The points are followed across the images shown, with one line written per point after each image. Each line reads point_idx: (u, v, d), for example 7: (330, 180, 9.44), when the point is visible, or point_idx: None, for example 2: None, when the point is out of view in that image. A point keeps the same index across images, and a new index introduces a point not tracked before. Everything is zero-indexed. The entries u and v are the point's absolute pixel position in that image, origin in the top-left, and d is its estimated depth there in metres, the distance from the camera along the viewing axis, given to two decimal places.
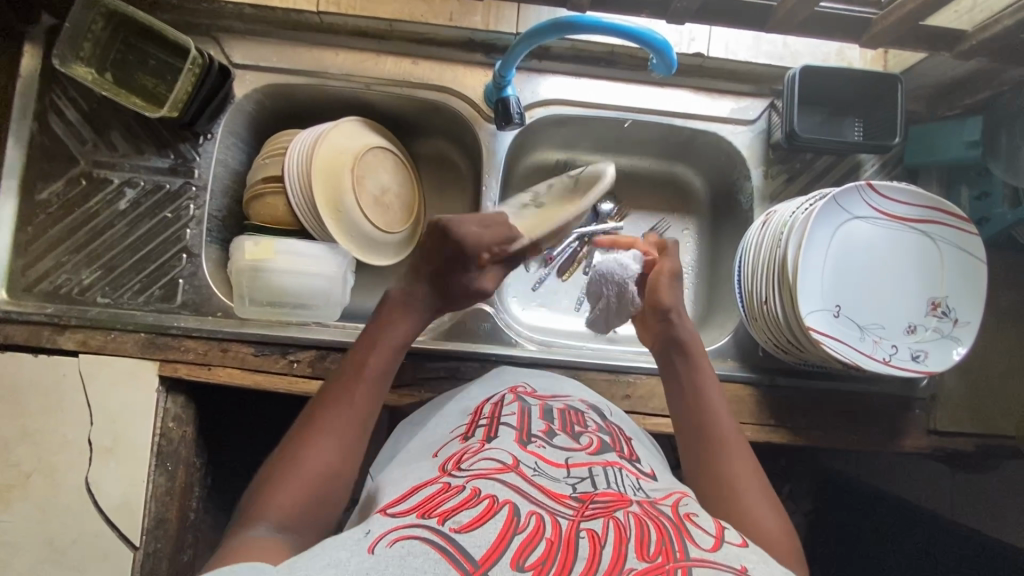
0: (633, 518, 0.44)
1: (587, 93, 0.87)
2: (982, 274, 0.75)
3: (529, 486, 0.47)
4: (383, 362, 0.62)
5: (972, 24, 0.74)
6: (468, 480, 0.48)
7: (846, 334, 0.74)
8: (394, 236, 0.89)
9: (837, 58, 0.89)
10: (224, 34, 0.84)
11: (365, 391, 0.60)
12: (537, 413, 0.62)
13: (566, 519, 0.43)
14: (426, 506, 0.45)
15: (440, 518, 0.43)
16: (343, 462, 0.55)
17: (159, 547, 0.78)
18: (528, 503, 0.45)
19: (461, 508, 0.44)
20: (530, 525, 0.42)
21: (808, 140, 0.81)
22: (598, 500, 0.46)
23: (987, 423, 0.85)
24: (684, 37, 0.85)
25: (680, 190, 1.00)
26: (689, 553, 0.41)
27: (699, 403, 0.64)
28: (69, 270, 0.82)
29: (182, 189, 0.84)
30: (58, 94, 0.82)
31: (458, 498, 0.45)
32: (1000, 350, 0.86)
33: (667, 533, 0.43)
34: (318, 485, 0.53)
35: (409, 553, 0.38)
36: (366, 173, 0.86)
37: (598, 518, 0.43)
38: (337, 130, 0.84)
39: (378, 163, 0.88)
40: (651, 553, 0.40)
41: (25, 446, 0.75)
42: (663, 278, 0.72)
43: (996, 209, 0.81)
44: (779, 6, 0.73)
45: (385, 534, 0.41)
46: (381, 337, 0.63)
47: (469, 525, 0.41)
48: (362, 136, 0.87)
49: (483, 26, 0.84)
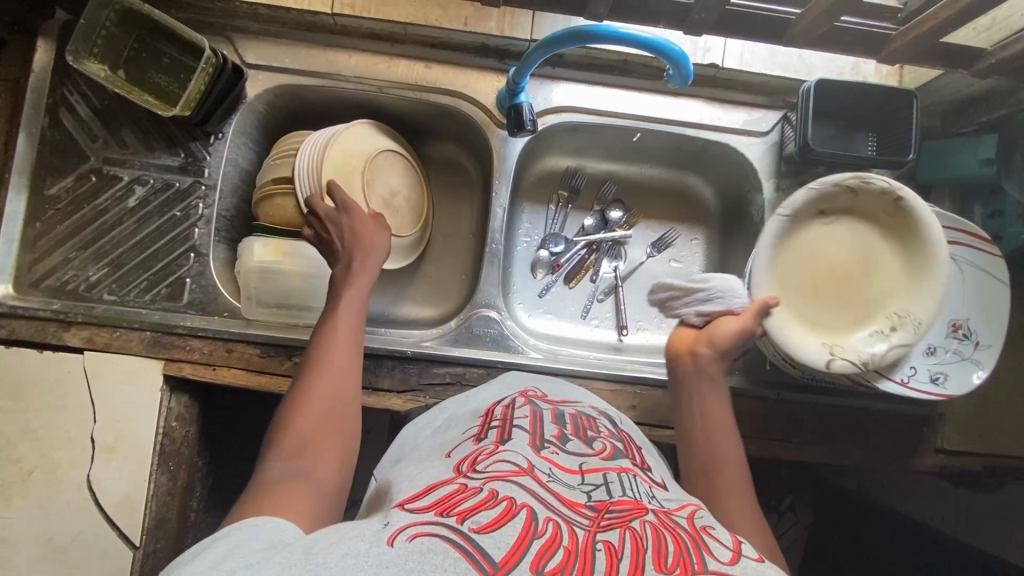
0: (649, 529, 0.43)
1: (600, 101, 0.87)
2: (1004, 304, 0.74)
3: (545, 491, 0.47)
4: (355, 307, 0.67)
5: (990, 42, 0.74)
6: (485, 482, 0.47)
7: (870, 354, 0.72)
8: (404, 240, 0.89)
9: (852, 72, 0.88)
10: (237, 34, 0.84)
11: (350, 335, 0.63)
12: (549, 418, 0.61)
13: (582, 529, 0.43)
14: (443, 504, 0.44)
15: (458, 517, 0.42)
16: (345, 405, 0.58)
17: (159, 547, 0.77)
18: (544, 508, 0.44)
19: (480, 509, 0.43)
20: (548, 531, 0.41)
21: (822, 153, 0.80)
22: (613, 509, 0.46)
23: (996, 443, 0.85)
24: (699, 47, 0.85)
25: (690, 201, 1.00)
26: (707, 565, 0.40)
27: (711, 429, 0.63)
28: (76, 266, 0.82)
29: (191, 188, 0.84)
30: (70, 90, 0.82)
31: (475, 498, 0.45)
32: (1011, 370, 0.85)
33: (685, 545, 0.42)
34: (326, 429, 0.55)
35: (430, 550, 0.38)
36: (376, 176, 0.85)
37: (614, 529, 0.43)
38: (348, 133, 0.84)
39: (389, 167, 0.87)
40: (669, 564, 0.40)
41: (28, 443, 0.75)
42: (733, 324, 0.68)
43: (1010, 227, 0.79)
44: (797, 20, 0.73)
45: (404, 527, 0.41)
46: (346, 286, 0.68)
47: (488, 526, 0.41)
48: (373, 139, 0.86)
49: (497, 32, 0.84)
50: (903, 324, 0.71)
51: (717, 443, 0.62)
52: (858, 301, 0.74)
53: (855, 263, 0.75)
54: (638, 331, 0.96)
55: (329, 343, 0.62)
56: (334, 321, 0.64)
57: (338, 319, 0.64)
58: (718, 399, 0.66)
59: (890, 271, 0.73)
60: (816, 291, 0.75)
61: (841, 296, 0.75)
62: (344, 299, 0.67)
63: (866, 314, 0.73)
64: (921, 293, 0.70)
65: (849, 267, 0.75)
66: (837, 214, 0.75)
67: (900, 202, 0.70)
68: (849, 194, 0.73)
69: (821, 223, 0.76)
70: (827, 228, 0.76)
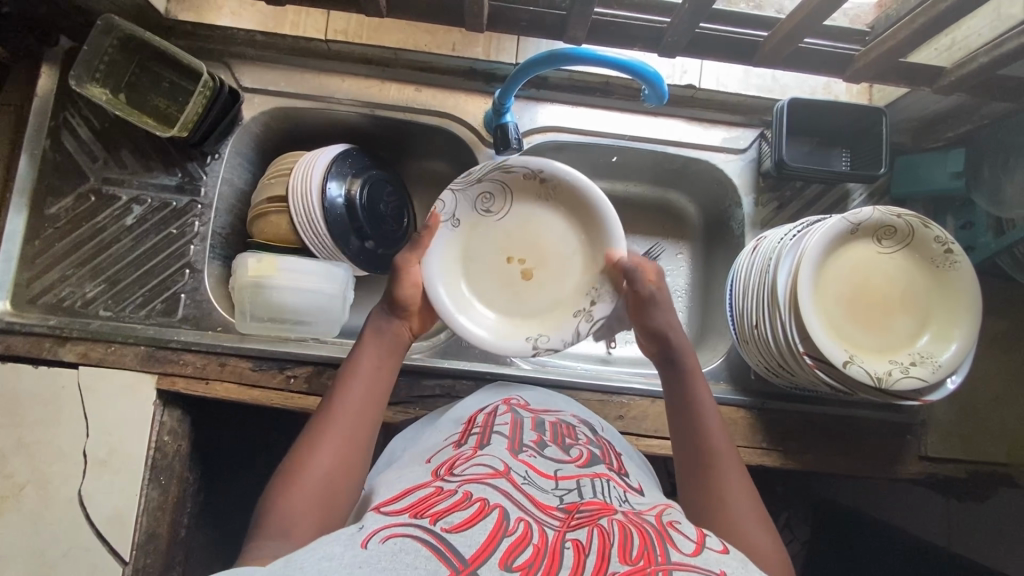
0: (617, 525, 0.46)
1: (584, 121, 0.90)
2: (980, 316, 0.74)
3: (519, 493, 0.49)
4: (367, 378, 0.65)
5: (950, 61, 0.77)
6: (460, 484, 0.50)
7: (851, 346, 0.73)
8: (457, 238, 0.75)
9: (824, 92, 0.91)
10: (234, 60, 0.87)
11: (360, 403, 0.63)
12: (529, 425, 0.63)
13: (552, 529, 0.45)
14: (418, 506, 0.47)
15: (432, 518, 0.44)
16: (339, 472, 0.57)
17: (148, 563, 0.77)
18: (516, 509, 0.47)
19: (453, 510, 0.46)
20: (519, 530, 0.44)
21: (796, 168, 0.83)
22: (583, 510, 0.48)
23: (975, 449, 0.86)
24: (677, 69, 0.89)
25: (674, 217, 1.03)
26: (670, 557, 0.43)
27: (700, 429, 0.65)
28: (73, 282, 0.83)
29: (188, 207, 0.86)
30: (72, 113, 0.85)
31: (450, 500, 0.47)
32: (989, 376, 0.87)
33: (650, 539, 0.45)
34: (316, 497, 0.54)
35: (401, 549, 0.40)
36: (533, 220, 0.76)
37: (583, 528, 0.45)
38: (573, 197, 0.74)
39: (530, 194, 0.75)
40: (634, 556, 0.42)
41: (21, 457, 0.75)
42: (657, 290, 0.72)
43: (980, 238, 0.83)
44: (766, 41, 0.76)
45: (378, 530, 0.43)
46: (362, 357, 0.66)
47: (460, 526, 0.43)
48: (559, 192, 0.74)
49: (484, 56, 0.88)
50: (925, 363, 0.71)
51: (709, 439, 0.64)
52: (885, 334, 0.74)
53: (891, 299, 0.75)
54: (627, 343, 0.98)
55: (338, 414, 0.61)
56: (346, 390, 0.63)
57: (350, 395, 0.63)
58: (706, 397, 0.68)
59: (920, 314, 0.74)
60: (853, 316, 0.74)
61: (874, 327, 0.74)
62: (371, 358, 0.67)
63: (888, 347, 0.73)
64: (951, 337, 0.72)
65: (889, 301, 0.75)
66: (892, 246, 0.75)
67: (950, 254, 0.73)
68: (908, 231, 0.74)
69: (875, 249, 0.75)
70: (878, 256, 0.75)
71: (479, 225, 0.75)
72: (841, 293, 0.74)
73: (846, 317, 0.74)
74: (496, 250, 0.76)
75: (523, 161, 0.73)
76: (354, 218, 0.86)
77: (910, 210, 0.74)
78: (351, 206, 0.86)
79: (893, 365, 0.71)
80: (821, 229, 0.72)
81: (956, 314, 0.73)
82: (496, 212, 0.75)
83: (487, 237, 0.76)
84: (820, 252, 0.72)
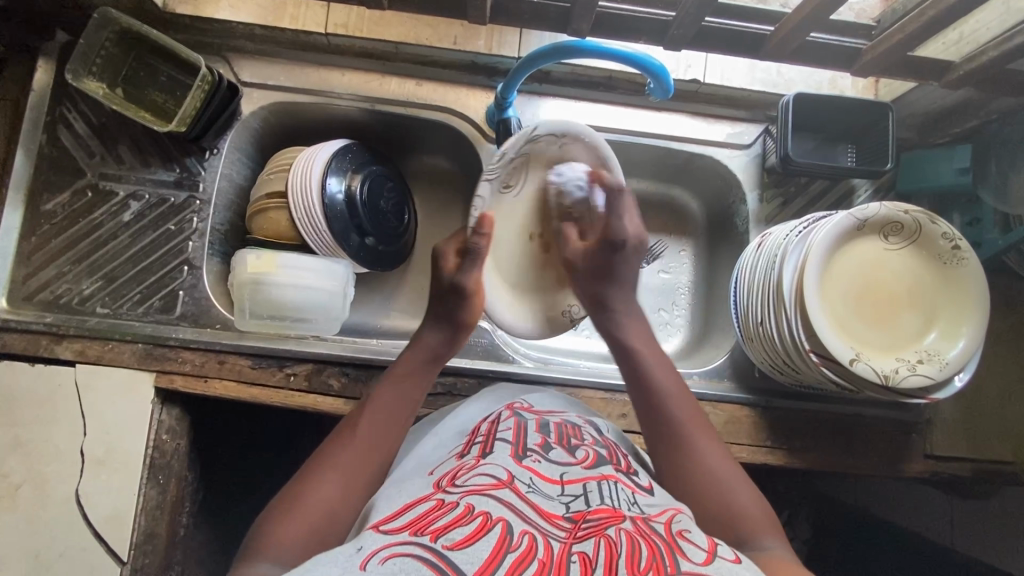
0: (624, 535, 0.45)
1: (586, 117, 0.89)
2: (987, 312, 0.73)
3: (523, 503, 0.48)
4: (395, 401, 0.63)
5: (958, 55, 0.76)
6: (462, 496, 0.49)
7: (865, 345, 0.72)
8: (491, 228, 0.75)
9: (829, 86, 0.91)
10: (233, 54, 0.87)
11: (383, 424, 0.61)
12: (534, 428, 0.62)
13: (558, 542, 0.44)
14: (418, 523, 0.46)
15: (433, 535, 0.44)
16: (351, 491, 0.55)
17: (146, 563, 0.77)
18: (521, 521, 0.46)
19: (454, 526, 0.45)
20: (523, 545, 0.43)
21: (801, 164, 0.83)
22: (590, 518, 0.48)
23: (982, 448, 0.86)
24: (681, 64, 0.88)
25: (678, 213, 1.01)
26: (680, 567, 0.42)
27: (675, 427, 0.62)
28: (70, 279, 0.82)
29: (186, 202, 0.85)
30: (68, 108, 0.84)
31: (451, 515, 0.46)
32: (995, 374, 0.86)
33: (659, 549, 0.44)
34: (323, 515, 0.52)
35: (401, 570, 0.39)
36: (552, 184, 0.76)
37: (589, 539, 0.45)
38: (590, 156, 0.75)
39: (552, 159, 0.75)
40: (642, 568, 0.41)
41: (18, 457, 0.75)
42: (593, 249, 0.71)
43: (987, 234, 0.82)
44: (772, 34, 0.76)
45: (378, 551, 0.42)
46: (391, 378, 0.65)
47: (462, 543, 0.43)
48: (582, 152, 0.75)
49: (486, 50, 0.86)
50: (933, 361, 0.70)
51: (676, 413, 0.63)
52: (890, 324, 0.73)
53: (897, 294, 0.74)
54: None
55: (358, 430, 0.60)
56: (370, 410, 0.62)
57: (375, 415, 0.61)
58: (676, 388, 0.65)
59: (926, 305, 0.74)
60: (858, 307, 0.73)
61: (871, 302, 0.74)
62: (409, 371, 0.66)
63: (895, 342, 0.72)
64: (958, 334, 0.72)
65: (888, 292, 0.74)
66: (899, 242, 0.74)
67: (958, 250, 0.73)
68: (914, 228, 0.73)
69: (882, 246, 0.74)
70: (886, 252, 0.74)
71: (505, 204, 0.75)
72: (843, 275, 0.73)
73: (845, 300, 0.73)
74: (520, 226, 0.78)
75: (550, 127, 0.72)
76: (354, 215, 0.85)
77: (913, 206, 0.73)
78: (351, 202, 0.85)
79: (901, 363, 0.70)
80: (837, 219, 0.71)
81: (964, 307, 0.72)
82: (519, 186, 0.75)
83: (512, 213, 0.76)
84: (825, 246, 0.71)
